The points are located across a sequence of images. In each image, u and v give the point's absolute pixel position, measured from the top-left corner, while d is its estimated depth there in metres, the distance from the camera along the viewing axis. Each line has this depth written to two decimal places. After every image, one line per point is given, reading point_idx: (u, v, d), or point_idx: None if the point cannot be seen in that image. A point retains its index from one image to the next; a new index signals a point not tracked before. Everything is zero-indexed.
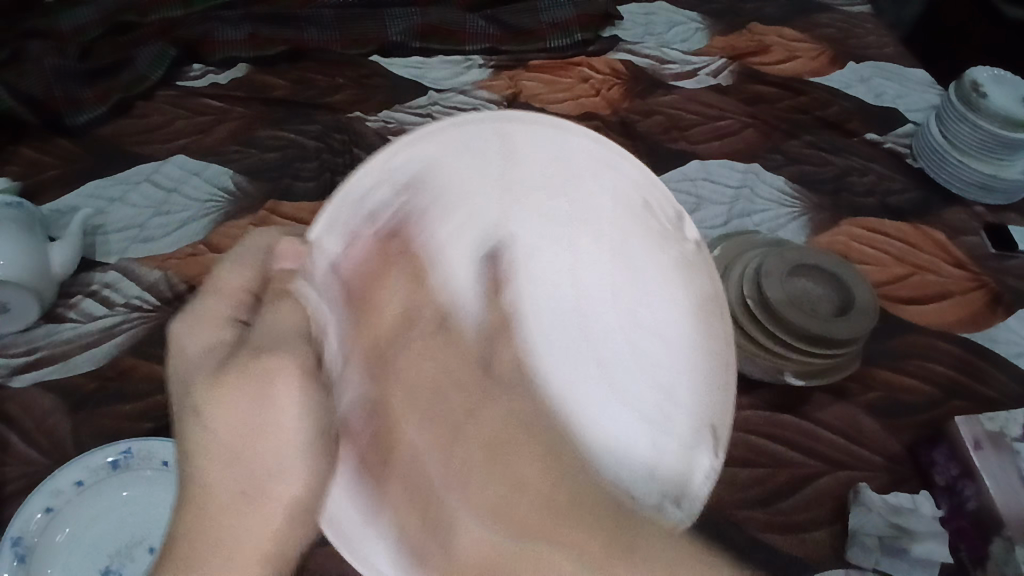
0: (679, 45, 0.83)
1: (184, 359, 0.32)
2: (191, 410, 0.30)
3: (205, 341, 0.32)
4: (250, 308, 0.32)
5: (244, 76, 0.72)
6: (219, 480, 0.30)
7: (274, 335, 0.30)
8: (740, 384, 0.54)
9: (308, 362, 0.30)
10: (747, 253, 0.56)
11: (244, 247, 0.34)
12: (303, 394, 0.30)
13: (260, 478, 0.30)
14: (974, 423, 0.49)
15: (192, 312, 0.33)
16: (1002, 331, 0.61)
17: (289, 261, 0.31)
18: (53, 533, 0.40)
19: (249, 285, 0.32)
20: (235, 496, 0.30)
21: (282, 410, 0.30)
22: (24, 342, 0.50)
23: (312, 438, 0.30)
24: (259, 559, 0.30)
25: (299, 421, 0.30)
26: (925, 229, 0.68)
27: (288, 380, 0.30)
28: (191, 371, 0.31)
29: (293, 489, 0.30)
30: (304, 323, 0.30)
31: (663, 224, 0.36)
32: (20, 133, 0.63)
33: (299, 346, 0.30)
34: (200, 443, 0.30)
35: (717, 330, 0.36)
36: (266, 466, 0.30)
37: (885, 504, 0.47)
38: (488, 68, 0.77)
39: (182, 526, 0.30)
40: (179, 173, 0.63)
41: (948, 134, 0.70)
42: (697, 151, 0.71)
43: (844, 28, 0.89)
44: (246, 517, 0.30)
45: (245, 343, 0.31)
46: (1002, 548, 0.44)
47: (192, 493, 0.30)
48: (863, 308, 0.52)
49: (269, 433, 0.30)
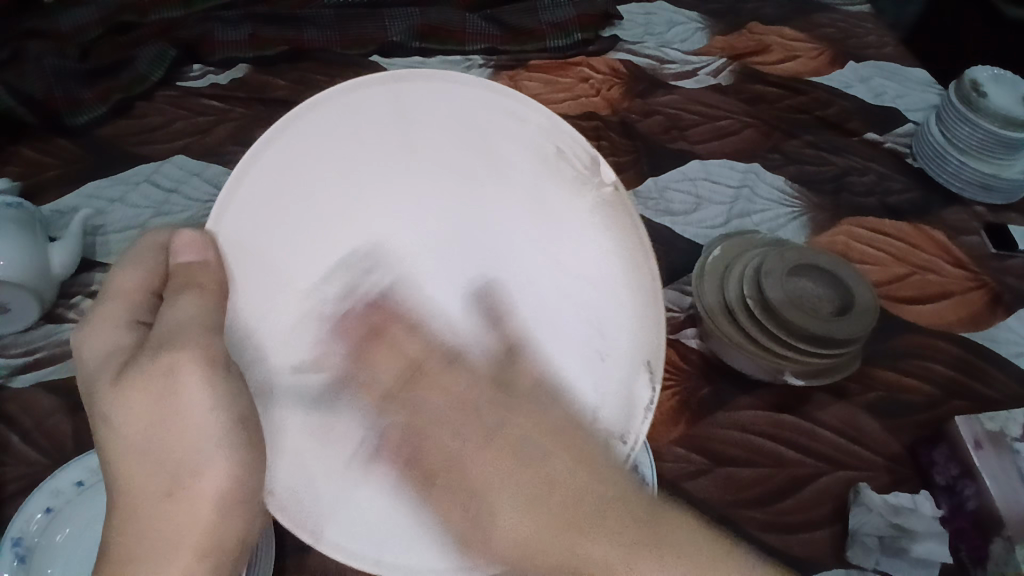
0: (679, 45, 0.83)
1: (83, 365, 0.31)
2: (100, 415, 0.30)
3: (104, 340, 0.31)
4: (151, 308, 0.33)
5: (244, 76, 0.72)
6: (136, 481, 0.29)
7: (174, 328, 0.30)
8: (739, 383, 0.54)
9: (211, 344, 0.30)
10: (746, 253, 0.56)
11: (137, 247, 0.34)
12: (205, 383, 0.30)
13: (180, 472, 0.30)
14: (973, 422, 0.48)
15: (91, 317, 0.32)
16: (1002, 331, 0.61)
17: (188, 252, 0.31)
18: (53, 533, 0.39)
19: (147, 284, 0.33)
20: (151, 490, 0.29)
21: (190, 402, 0.30)
22: (24, 343, 0.50)
23: (226, 423, 0.30)
24: (196, 556, 0.29)
25: (209, 410, 0.30)
26: (925, 229, 0.68)
27: (191, 369, 0.30)
28: (92, 377, 0.31)
29: (217, 482, 0.30)
30: (203, 312, 0.31)
31: (579, 170, 0.36)
32: (19, 134, 0.63)
33: (198, 334, 0.30)
34: (115, 446, 0.30)
35: (639, 264, 0.36)
36: (183, 460, 0.30)
37: (885, 504, 0.47)
38: (488, 68, 0.77)
39: (113, 532, 0.29)
40: (179, 173, 0.63)
41: (948, 133, 0.70)
42: (697, 151, 0.72)
43: (844, 28, 0.89)
44: (167, 512, 0.29)
45: (147, 342, 0.31)
46: (1003, 549, 0.43)
47: (116, 497, 0.30)
48: (863, 308, 0.52)
49: (176, 429, 0.30)
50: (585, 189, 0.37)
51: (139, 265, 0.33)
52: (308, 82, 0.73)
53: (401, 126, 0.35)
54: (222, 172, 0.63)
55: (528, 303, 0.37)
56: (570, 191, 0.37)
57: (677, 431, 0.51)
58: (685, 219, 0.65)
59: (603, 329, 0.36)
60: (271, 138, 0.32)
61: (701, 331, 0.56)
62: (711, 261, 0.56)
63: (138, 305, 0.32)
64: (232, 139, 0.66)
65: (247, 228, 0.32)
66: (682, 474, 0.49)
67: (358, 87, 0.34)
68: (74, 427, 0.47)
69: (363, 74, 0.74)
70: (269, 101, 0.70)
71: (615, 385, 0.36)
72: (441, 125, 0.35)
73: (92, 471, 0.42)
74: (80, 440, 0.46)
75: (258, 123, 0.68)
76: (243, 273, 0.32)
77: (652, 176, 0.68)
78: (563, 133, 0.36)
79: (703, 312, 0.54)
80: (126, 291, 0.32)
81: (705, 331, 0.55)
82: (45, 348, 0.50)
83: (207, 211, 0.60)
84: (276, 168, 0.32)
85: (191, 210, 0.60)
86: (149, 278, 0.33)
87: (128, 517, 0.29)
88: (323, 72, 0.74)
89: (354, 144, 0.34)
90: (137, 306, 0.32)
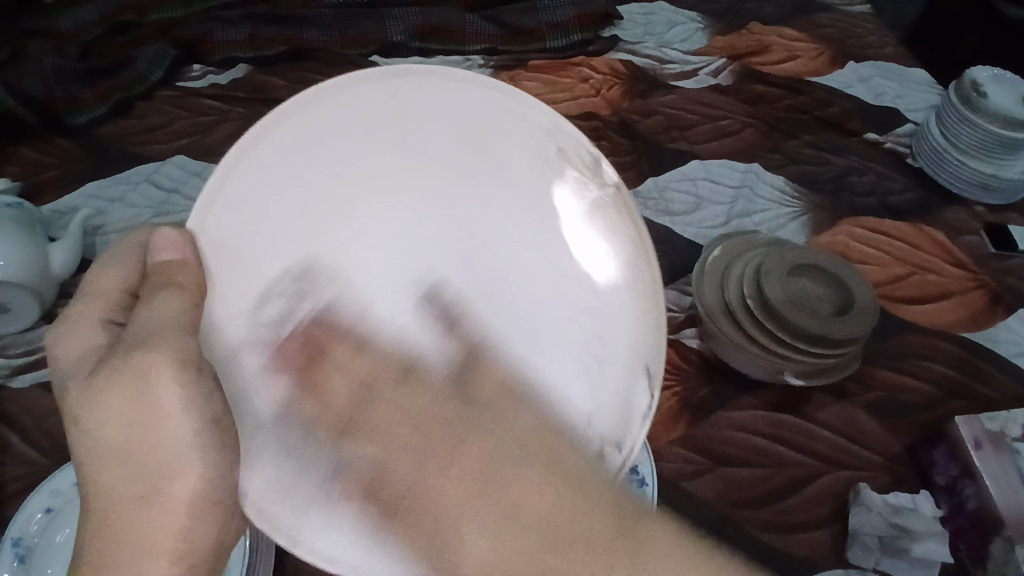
0: (679, 45, 0.83)
1: (59, 368, 0.31)
2: (71, 419, 0.30)
3: (77, 341, 0.31)
4: (127, 307, 0.33)
5: (244, 76, 0.72)
6: (116, 482, 0.30)
7: (151, 329, 0.30)
8: (739, 384, 0.54)
9: (186, 348, 0.30)
10: (747, 253, 0.56)
11: (117, 246, 0.34)
12: (179, 386, 0.30)
13: (158, 478, 0.31)
14: (973, 422, 0.49)
15: (64, 320, 0.32)
16: (1002, 331, 0.61)
17: (164, 252, 0.31)
18: (53, 534, 0.39)
19: (124, 285, 0.33)
20: (135, 492, 0.30)
21: (163, 410, 0.30)
22: (24, 343, 0.50)
23: (199, 431, 0.31)
24: (170, 555, 0.31)
25: (185, 417, 0.31)
26: (925, 229, 0.68)
27: (166, 377, 0.30)
28: (65, 379, 0.31)
29: (191, 487, 0.31)
30: (175, 318, 0.30)
31: (582, 169, 0.37)
32: (20, 134, 0.63)
33: (174, 339, 0.30)
34: (90, 449, 0.30)
35: (642, 273, 0.37)
36: (161, 464, 0.31)
37: (885, 504, 0.47)
38: (488, 68, 0.77)
39: (90, 532, 0.30)
40: (179, 173, 0.63)
41: (948, 134, 0.70)
42: (696, 151, 0.71)
43: (844, 28, 0.89)
44: (149, 514, 0.30)
45: (119, 345, 0.31)
46: (1003, 549, 0.43)
47: (89, 498, 0.30)
48: (863, 309, 0.52)
49: (156, 433, 0.30)
50: (587, 188, 0.37)
51: (121, 263, 0.33)
52: (308, 82, 0.73)
53: (397, 127, 0.35)
54: None
55: (527, 303, 0.37)
56: (571, 193, 0.37)
57: (677, 431, 0.51)
58: (685, 219, 0.65)
59: (598, 334, 0.36)
60: (264, 128, 0.32)
61: (701, 331, 0.56)
62: (711, 261, 0.56)
63: (114, 308, 0.32)
64: (232, 139, 0.66)
65: (229, 222, 0.31)
66: (681, 474, 0.49)
67: (355, 83, 0.34)
68: None
69: None
70: (269, 101, 0.70)
71: (614, 382, 0.36)
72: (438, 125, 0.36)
73: None
74: None
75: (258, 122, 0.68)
76: (225, 276, 0.32)
77: (652, 176, 0.68)
78: (561, 133, 0.37)
79: (703, 313, 0.54)
80: (105, 296, 0.32)
81: (705, 332, 0.55)
82: (45, 347, 0.50)
83: None
84: (268, 162, 0.32)
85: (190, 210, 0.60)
86: (127, 277, 0.33)
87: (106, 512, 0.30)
88: (323, 72, 0.74)
89: (348, 144, 0.34)
90: (113, 309, 0.32)
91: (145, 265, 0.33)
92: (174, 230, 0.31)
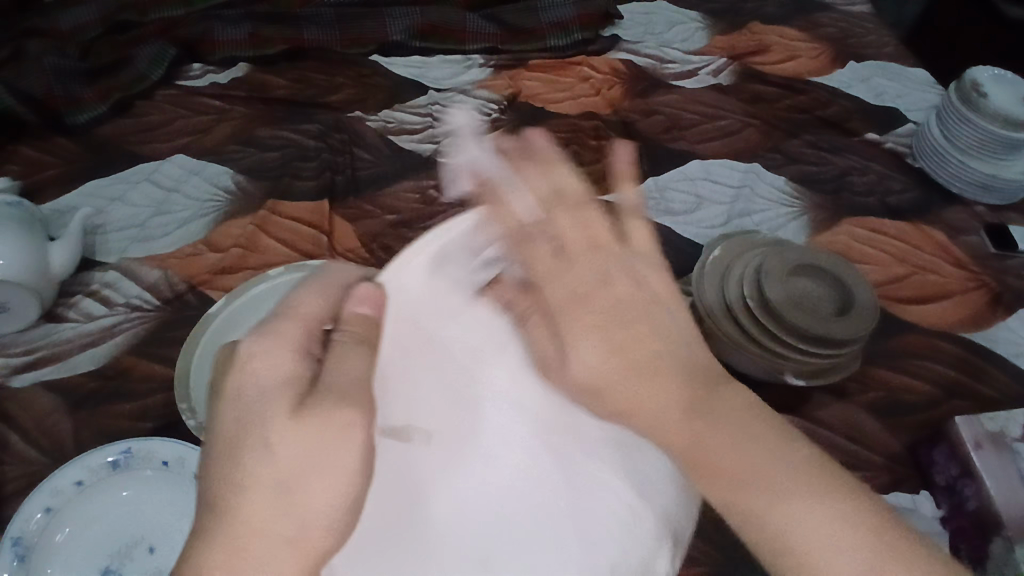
0: (679, 44, 0.83)
1: (252, 383, 0.30)
2: (259, 440, 0.29)
3: (256, 364, 0.31)
4: (322, 341, 0.33)
5: (244, 75, 0.72)
6: (270, 520, 0.28)
7: (348, 382, 0.31)
8: (740, 384, 0.54)
9: (371, 427, 0.30)
10: (747, 253, 0.56)
11: (319, 279, 0.36)
12: (363, 451, 0.30)
13: (308, 520, 0.28)
14: (973, 422, 0.48)
15: (265, 333, 0.32)
16: (1002, 331, 0.61)
17: (363, 305, 0.35)
18: (53, 533, 0.40)
19: (321, 313, 0.33)
20: (281, 537, 0.28)
21: (348, 461, 0.30)
22: (24, 342, 0.50)
23: (361, 493, 0.30)
24: None
25: (358, 475, 0.30)
26: (925, 229, 0.68)
27: (360, 430, 0.30)
28: (258, 398, 0.30)
29: (335, 537, 0.29)
30: (365, 377, 0.32)
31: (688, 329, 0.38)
32: (19, 133, 0.63)
33: (369, 405, 0.31)
34: (251, 473, 0.28)
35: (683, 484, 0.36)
36: (316, 510, 0.29)
37: (887, 505, 0.48)
38: (488, 68, 0.77)
39: (212, 560, 0.27)
40: (180, 172, 0.63)
41: (949, 133, 0.70)
42: (697, 151, 0.71)
43: (844, 28, 0.89)
44: (281, 562, 0.27)
45: (321, 388, 0.30)
46: (1003, 548, 0.43)
47: (234, 520, 0.28)
48: (863, 308, 0.52)
49: (319, 478, 0.29)
50: None
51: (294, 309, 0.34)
52: (309, 82, 0.73)
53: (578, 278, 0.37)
54: (222, 171, 0.63)
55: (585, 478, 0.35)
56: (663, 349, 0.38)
57: None
58: (686, 219, 0.65)
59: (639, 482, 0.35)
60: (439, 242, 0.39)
61: None
62: (711, 261, 0.56)
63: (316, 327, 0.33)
64: (232, 138, 0.66)
65: (406, 288, 0.38)
66: None
67: (447, 224, 0.40)
68: (74, 426, 0.47)
69: (363, 73, 0.74)
70: (269, 100, 0.70)
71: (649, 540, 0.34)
72: (507, 371, 0.38)
73: (91, 471, 0.41)
74: (80, 439, 0.46)
75: (258, 122, 0.68)
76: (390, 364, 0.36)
77: (653, 176, 0.68)
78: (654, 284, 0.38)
79: (702, 313, 0.53)
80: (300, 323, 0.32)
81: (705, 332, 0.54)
82: (45, 347, 0.50)
83: (208, 210, 0.60)
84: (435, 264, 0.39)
85: (191, 209, 0.60)
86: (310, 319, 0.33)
87: (237, 519, 0.28)
88: (323, 71, 0.74)
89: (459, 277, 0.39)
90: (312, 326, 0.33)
91: (340, 304, 0.34)
92: (372, 284, 0.37)
